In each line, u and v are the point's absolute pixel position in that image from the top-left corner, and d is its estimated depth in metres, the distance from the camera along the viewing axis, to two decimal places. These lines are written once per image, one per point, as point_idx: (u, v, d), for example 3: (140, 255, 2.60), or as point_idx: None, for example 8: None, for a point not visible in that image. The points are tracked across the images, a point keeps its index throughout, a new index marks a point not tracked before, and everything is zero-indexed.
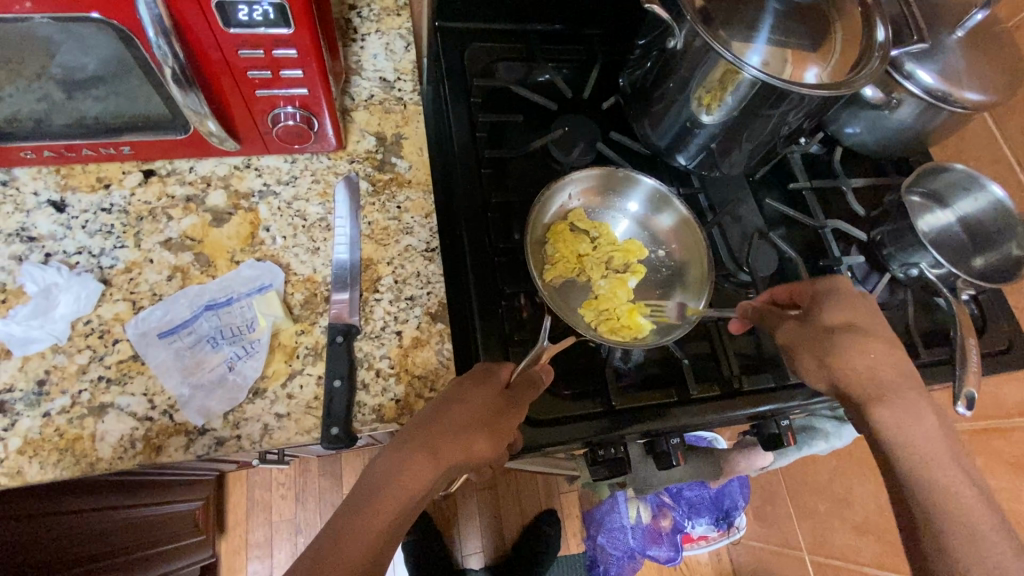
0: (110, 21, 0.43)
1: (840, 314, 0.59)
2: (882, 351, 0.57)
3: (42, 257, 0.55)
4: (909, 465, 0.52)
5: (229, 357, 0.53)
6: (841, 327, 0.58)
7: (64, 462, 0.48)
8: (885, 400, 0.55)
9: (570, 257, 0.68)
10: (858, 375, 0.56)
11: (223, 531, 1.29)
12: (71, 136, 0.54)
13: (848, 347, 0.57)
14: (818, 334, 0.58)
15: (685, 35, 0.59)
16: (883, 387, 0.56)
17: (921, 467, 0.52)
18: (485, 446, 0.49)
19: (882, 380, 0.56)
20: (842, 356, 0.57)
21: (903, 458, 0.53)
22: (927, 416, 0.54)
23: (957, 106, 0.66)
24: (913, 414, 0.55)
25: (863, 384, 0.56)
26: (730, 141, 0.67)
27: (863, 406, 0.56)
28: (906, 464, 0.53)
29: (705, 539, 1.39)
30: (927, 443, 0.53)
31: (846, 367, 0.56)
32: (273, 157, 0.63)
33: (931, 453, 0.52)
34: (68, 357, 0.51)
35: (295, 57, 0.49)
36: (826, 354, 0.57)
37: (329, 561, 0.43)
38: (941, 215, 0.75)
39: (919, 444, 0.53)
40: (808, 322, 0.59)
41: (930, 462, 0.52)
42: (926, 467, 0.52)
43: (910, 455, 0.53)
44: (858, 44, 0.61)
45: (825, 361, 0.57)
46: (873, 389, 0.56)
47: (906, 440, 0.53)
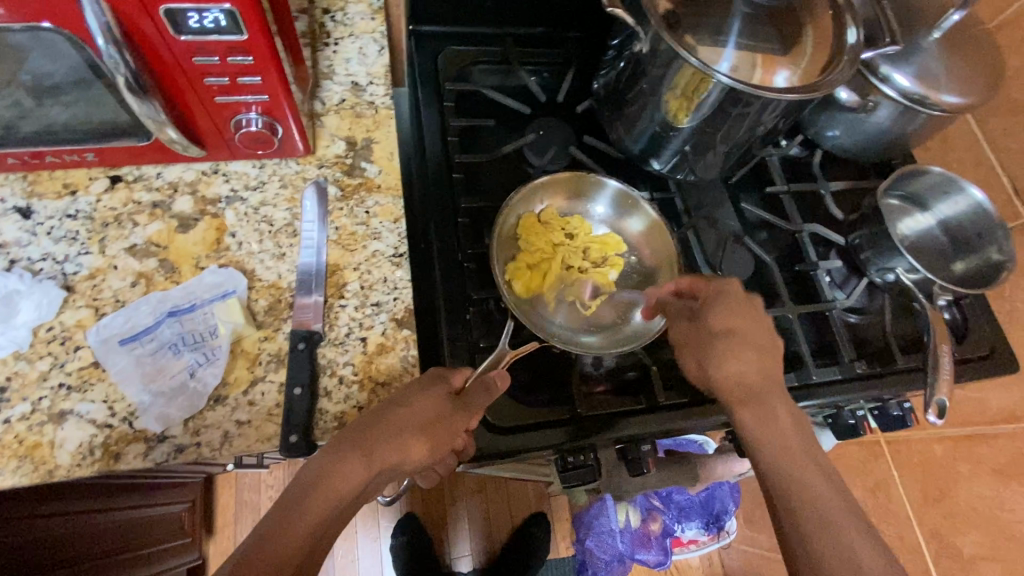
0: (60, 30, 0.43)
1: (727, 314, 0.58)
2: (743, 353, 0.56)
3: (6, 264, 0.55)
4: (772, 479, 0.50)
5: (190, 364, 0.53)
6: (721, 329, 0.57)
7: (22, 469, 0.48)
8: (750, 403, 0.55)
9: (545, 249, 0.67)
10: (726, 379, 0.56)
11: (212, 532, 1.29)
12: (35, 143, 0.54)
13: (732, 347, 0.57)
14: (704, 334, 0.58)
15: (651, 39, 0.59)
16: (747, 391, 0.55)
17: (778, 475, 0.50)
18: (423, 450, 0.49)
19: (750, 386, 0.55)
20: (779, 359, 0.60)
21: (768, 472, 0.51)
22: (784, 417, 0.54)
23: (934, 110, 0.65)
24: (769, 414, 0.54)
25: (730, 389, 0.56)
26: (703, 145, 0.66)
27: (731, 410, 0.55)
28: (766, 466, 0.51)
29: (695, 543, 1.38)
30: (776, 447, 0.52)
31: (742, 365, 0.56)
32: (241, 163, 0.63)
33: (792, 466, 0.50)
34: (29, 364, 0.51)
35: (252, 63, 0.49)
36: (706, 354, 0.57)
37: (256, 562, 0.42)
38: (921, 218, 0.74)
39: (766, 448, 0.52)
40: (697, 322, 0.59)
41: (780, 462, 0.51)
42: (785, 471, 0.50)
43: (771, 465, 0.51)
44: (829, 47, 0.60)
45: (701, 362, 0.57)
46: (737, 393, 0.55)
47: (762, 442, 0.52)
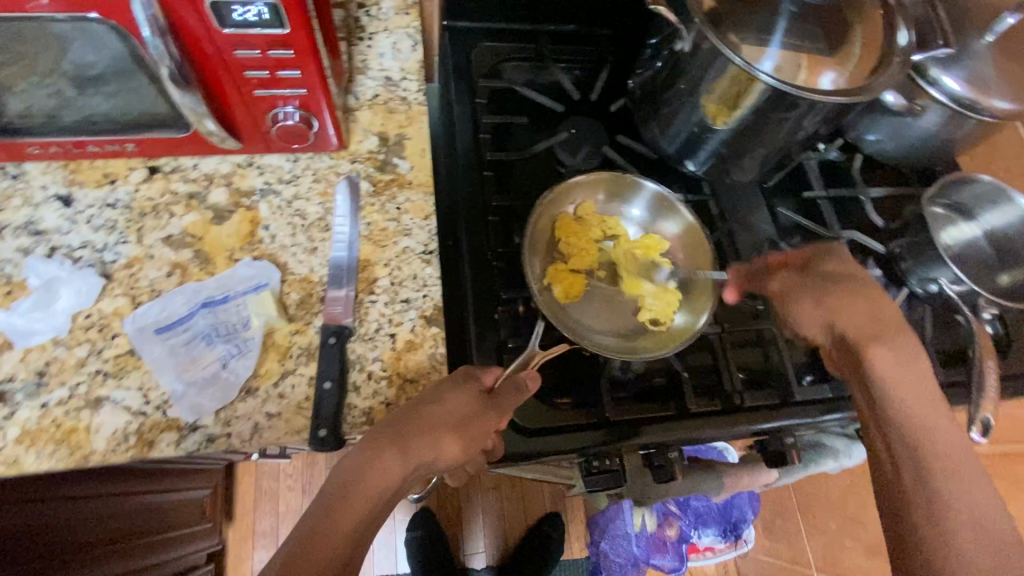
0: (107, 21, 0.43)
1: (838, 266, 0.62)
2: (874, 297, 0.59)
3: (47, 251, 0.56)
4: (903, 419, 0.53)
5: (222, 355, 0.53)
6: (838, 277, 0.60)
7: (59, 453, 0.49)
8: (882, 342, 0.56)
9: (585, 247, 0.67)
10: (857, 319, 0.58)
11: (231, 519, 1.31)
12: (77, 133, 0.55)
13: (837, 295, 0.59)
14: (818, 280, 0.60)
15: (693, 38, 0.57)
16: (879, 331, 0.57)
17: (908, 416, 0.53)
18: (455, 448, 0.49)
19: (884, 322, 0.57)
20: (844, 296, 0.59)
21: (896, 411, 0.53)
22: (921, 366, 0.55)
23: (984, 115, 0.63)
24: (907, 358, 0.56)
25: (858, 327, 0.57)
26: (740, 147, 0.65)
27: (860, 349, 0.56)
28: (893, 408, 0.53)
29: (712, 551, 1.34)
30: (913, 390, 0.54)
31: (830, 308, 0.59)
32: (275, 156, 0.63)
33: (914, 407, 0.53)
34: (68, 350, 0.52)
35: (292, 57, 0.49)
36: (822, 297, 0.59)
37: (306, 561, 0.43)
38: (966, 228, 0.71)
39: (898, 390, 0.54)
40: (810, 272, 0.62)
41: (910, 406, 0.53)
42: (908, 413, 0.53)
43: (905, 409, 0.53)
44: (878, 48, 0.58)
45: (821, 301, 0.59)
46: (866, 331, 0.57)
47: (896, 385, 0.54)
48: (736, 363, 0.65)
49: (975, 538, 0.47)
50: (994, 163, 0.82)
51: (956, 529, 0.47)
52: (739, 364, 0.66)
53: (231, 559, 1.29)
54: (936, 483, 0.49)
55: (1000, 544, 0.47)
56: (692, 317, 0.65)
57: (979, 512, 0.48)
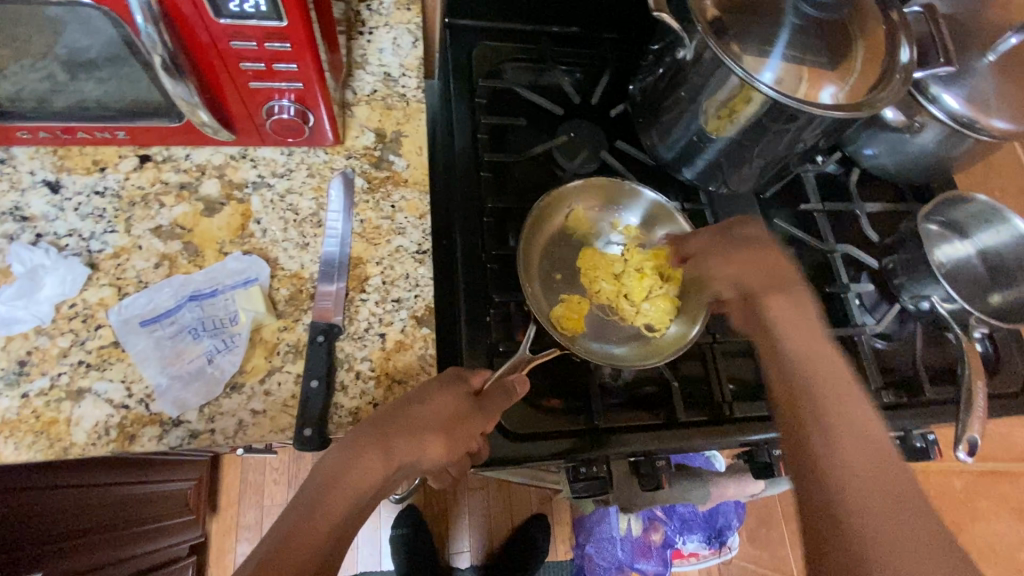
0: (100, 6, 0.42)
1: (754, 229, 0.61)
2: (766, 255, 0.59)
3: (33, 238, 0.55)
4: (795, 358, 0.52)
5: (208, 350, 0.52)
6: (753, 238, 0.60)
7: (38, 444, 0.48)
8: (781, 293, 0.56)
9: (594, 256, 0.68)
10: (753, 270, 0.59)
11: (215, 510, 1.30)
12: (68, 118, 0.54)
13: (740, 254, 0.60)
14: (733, 242, 0.61)
15: (696, 46, 0.57)
16: (780, 283, 0.57)
17: (801, 358, 0.52)
18: (441, 449, 0.49)
19: (783, 275, 0.58)
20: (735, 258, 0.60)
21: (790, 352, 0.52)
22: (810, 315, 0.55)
23: (982, 134, 0.63)
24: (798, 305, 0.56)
25: (761, 280, 0.58)
26: (738, 158, 0.65)
27: (760, 299, 0.57)
28: (794, 354, 0.52)
29: (695, 557, 1.36)
30: (803, 334, 0.54)
31: (744, 264, 0.59)
32: (270, 149, 0.62)
33: (814, 350, 0.52)
34: (50, 340, 0.51)
35: (289, 50, 0.48)
36: (732, 255, 0.60)
37: (284, 559, 0.42)
38: (960, 246, 0.72)
39: (796, 335, 0.54)
40: (726, 233, 0.62)
41: (808, 354, 0.52)
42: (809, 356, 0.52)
43: (799, 355, 0.52)
44: (880, 63, 0.58)
45: (722, 257, 0.61)
46: (768, 283, 0.57)
47: (788, 330, 0.54)
48: (726, 374, 0.65)
49: (860, 464, 0.45)
50: (989, 183, 0.83)
51: (849, 459, 0.45)
52: (730, 375, 0.66)
53: (213, 551, 1.28)
54: (830, 418, 0.48)
55: (865, 472, 0.44)
56: (686, 328, 0.65)
57: (866, 447, 0.45)
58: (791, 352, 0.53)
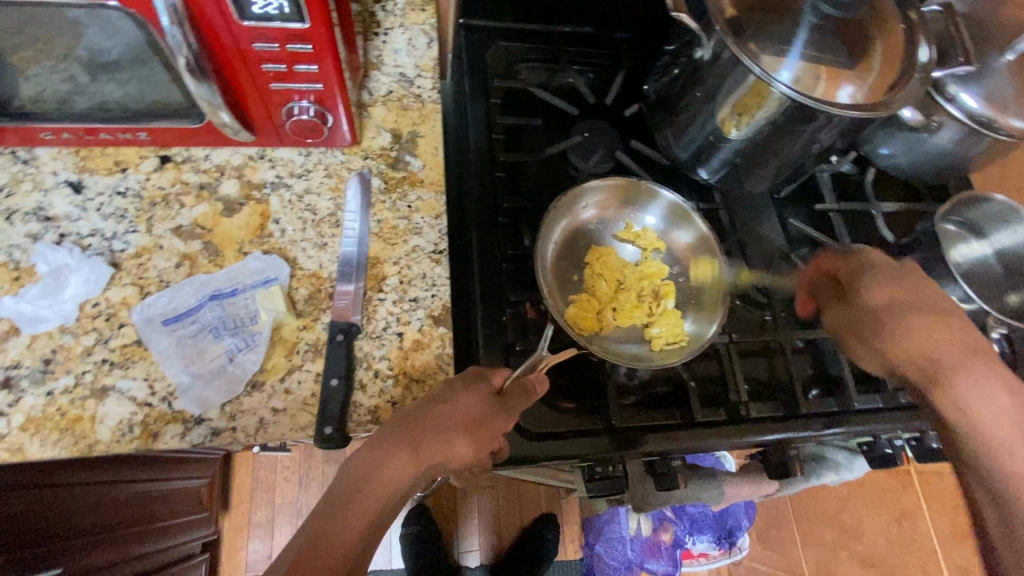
0: (126, 9, 0.43)
1: (885, 293, 0.57)
2: (938, 326, 0.54)
3: (56, 238, 0.56)
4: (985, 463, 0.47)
5: (230, 349, 0.53)
6: (887, 306, 0.56)
7: (63, 441, 0.49)
8: (953, 375, 0.51)
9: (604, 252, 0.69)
10: (913, 355, 0.54)
11: (227, 509, 1.31)
12: (91, 119, 0.55)
13: (888, 336, 0.55)
14: (863, 321, 0.58)
15: (713, 46, 0.57)
16: (941, 366, 0.52)
17: (994, 458, 0.46)
18: (468, 449, 0.49)
19: (940, 362, 0.52)
20: (892, 336, 0.55)
21: (977, 453, 0.48)
22: (1006, 398, 0.48)
23: (1000, 133, 0.63)
24: (981, 390, 0.49)
25: (919, 360, 0.53)
26: (755, 158, 0.65)
27: (924, 392, 0.53)
28: (986, 454, 0.47)
29: (706, 557, 1.34)
30: (998, 426, 0.47)
31: (883, 351, 0.56)
32: (287, 149, 0.63)
33: (1009, 444, 0.46)
34: (74, 338, 0.52)
35: (310, 51, 0.49)
36: (871, 339, 0.57)
37: (315, 557, 0.42)
38: (977, 247, 0.72)
39: (985, 424, 0.48)
40: (851, 304, 0.59)
41: (1010, 449, 0.46)
42: (996, 453, 0.46)
43: (991, 452, 0.47)
44: (898, 63, 0.57)
45: (864, 342, 0.57)
46: (927, 365, 0.53)
47: (978, 422, 0.48)
48: (742, 374, 0.65)
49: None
50: (1005, 182, 0.82)
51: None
52: (746, 375, 0.66)
53: (225, 549, 1.29)
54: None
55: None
56: (701, 328, 0.65)
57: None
58: (978, 453, 0.48)
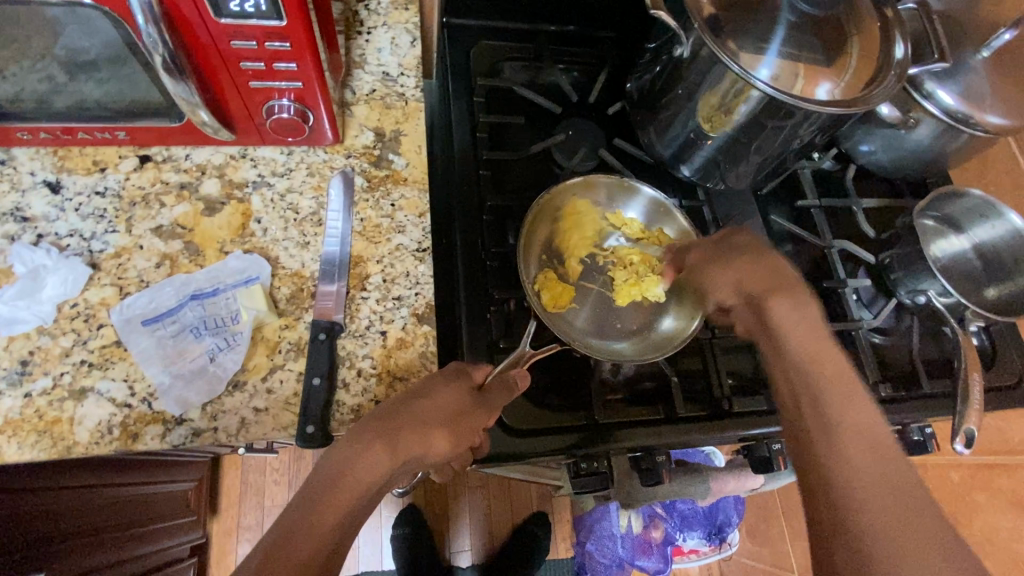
0: (101, 7, 0.43)
1: (740, 236, 0.62)
2: (757, 257, 0.59)
3: (34, 238, 0.55)
4: (806, 370, 0.52)
5: (210, 348, 0.53)
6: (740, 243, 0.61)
7: (40, 444, 0.48)
8: (784, 296, 0.56)
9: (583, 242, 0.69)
10: (752, 277, 0.58)
11: (215, 511, 1.30)
12: (69, 118, 0.54)
13: (738, 258, 0.59)
14: (722, 251, 0.61)
15: (693, 43, 0.58)
16: (778, 286, 0.57)
17: (811, 371, 0.52)
18: (444, 443, 0.49)
19: (752, 288, 0.58)
20: (729, 267, 0.59)
21: (803, 373, 0.52)
22: (812, 323, 0.55)
23: (977, 129, 0.64)
24: (805, 319, 0.55)
25: (761, 283, 0.58)
26: (735, 155, 0.65)
27: (760, 300, 0.57)
28: (802, 362, 0.53)
29: (696, 553, 1.38)
30: (813, 346, 0.53)
31: (745, 273, 0.58)
32: (270, 148, 0.63)
33: (825, 369, 0.52)
34: (52, 339, 0.52)
35: (289, 49, 0.48)
36: (722, 263, 0.59)
37: (288, 551, 0.42)
38: (955, 241, 0.73)
39: (802, 343, 0.54)
40: (717, 243, 0.61)
41: (812, 363, 0.52)
42: (809, 366, 0.52)
43: (808, 360, 0.53)
44: (874, 60, 0.58)
45: (731, 270, 0.59)
46: (768, 285, 0.57)
47: (791, 335, 0.54)
48: (725, 369, 0.65)
49: (871, 471, 0.46)
50: (984, 178, 0.84)
51: (856, 482, 0.45)
52: (729, 370, 0.66)
53: (213, 552, 1.28)
54: (840, 430, 0.48)
55: (894, 476, 0.46)
56: (684, 325, 0.65)
57: (878, 449, 0.47)
58: (795, 369, 0.53)
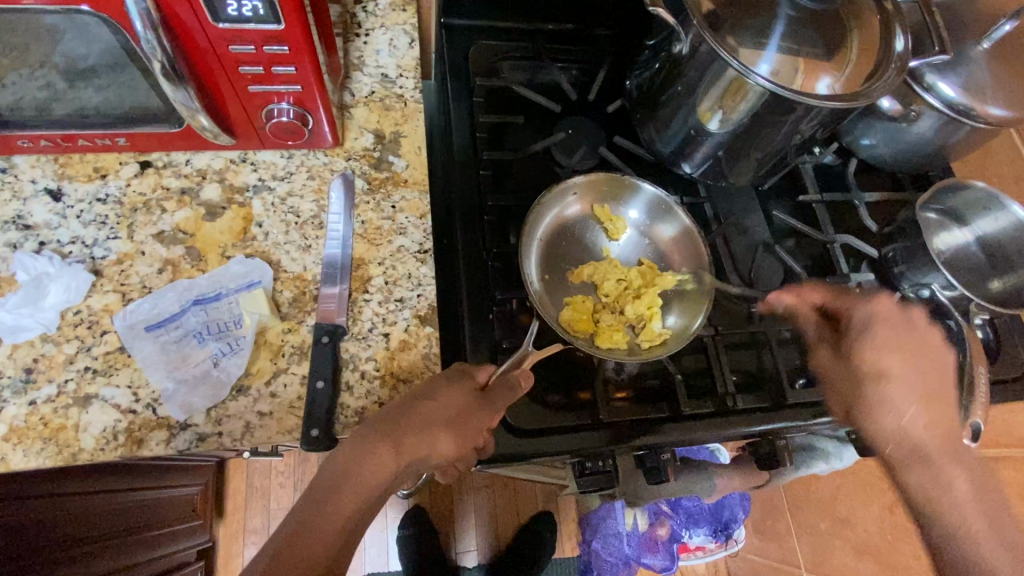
0: (98, 14, 0.43)
1: (875, 353, 0.60)
2: (907, 392, 0.58)
3: (36, 246, 0.55)
4: (948, 535, 0.53)
5: (214, 353, 0.53)
6: (872, 372, 0.59)
7: (46, 451, 0.48)
8: (924, 461, 0.56)
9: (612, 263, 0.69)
10: (892, 437, 0.57)
11: (222, 516, 1.31)
12: (69, 126, 0.54)
13: (869, 402, 0.58)
14: (846, 380, 0.60)
15: (691, 40, 0.58)
16: (920, 450, 0.56)
17: (957, 542, 0.52)
18: (448, 445, 0.49)
19: (914, 441, 0.56)
20: (869, 409, 0.58)
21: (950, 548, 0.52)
22: (958, 484, 0.54)
23: (978, 122, 0.63)
24: (941, 483, 0.55)
25: (901, 448, 0.57)
26: (737, 151, 0.65)
27: (896, 472, 0.57)
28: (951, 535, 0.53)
29: (702, 550, 1.36)
30: (960, 510, 0.53)
31: (887, 415, 0.58)
32: (269, 152, 0.63)
33: (971, 518, 0.53)
34: (56, 346, 0.52)
35: (287, 53, 0.48)
36: (851, 410, 0.59)
37: (294, 552, 0.43)
38: (958, 234, 0.72)
39: (952, 508, 0.53)
40: (841, 359, 0.61)
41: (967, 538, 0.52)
42: (950, 522, 0.53)
43: (952, 532, 0.52)
44: (874, 53, 0.58)
45: (856, 416, 0.59)
46: (919, 452, 0.56)
47: (935, 497, 0.54)
48: (728, 366, 0.65)
49: None
50: (986, 170, 0.84)
51: None
52: (733, 366, 0.66)
53: (220, 557, 1.28)
54: None
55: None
56: (687, 321, 0.66)
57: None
58: (937, 531, 0.53)
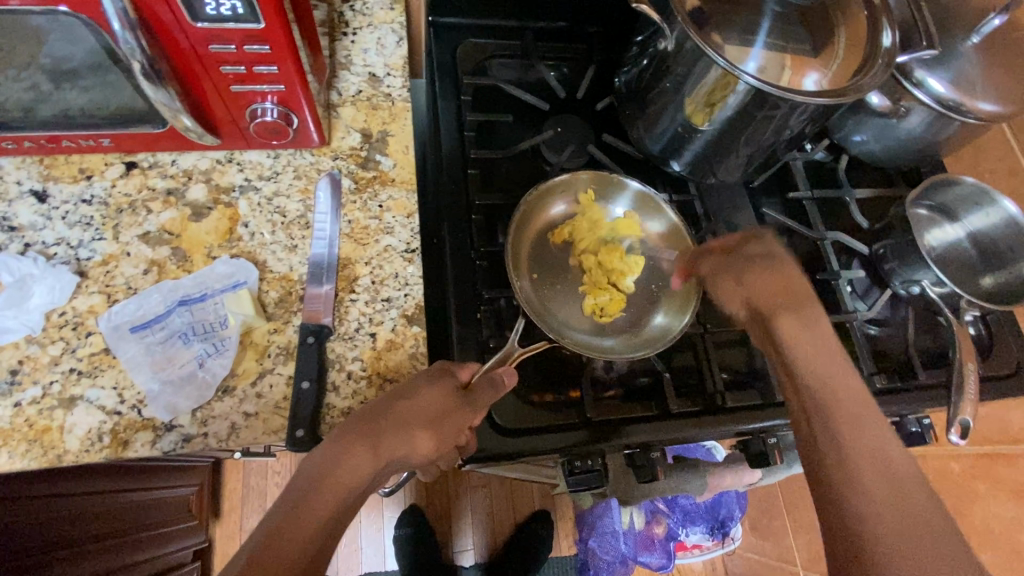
0: (77, 14, 0.42)
1: (762, 243, 0.61)
2: (780, 268, 0.59)
3: (21, 248, 0.55)
4: (812, 381, 0.52)
5: (199, 354, 0.53)
6: (759, 253, 0.60)
7: (30, 453, 0.48)
8: (794, 312, 0.56)
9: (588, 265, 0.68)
10: (775, 291, 0.58)
11: (218, 516, 1.31)
12: (53, 127, 0.54)
13: (753, 270, 0.59)
14: (738, 261, 0.60)
15: (677, 36, 0.57)
16: (801, 300, 0.57)
17: (826, 387, 0.51)
18: (428, 444, 0.50)
19: (796, 294, 0.57)
20: (750, 275, 0.59)
21: (813, 380, 0.52)
22: (811, 339, 0.55)
23: (968, 117, 0.63)
24: (814, 331, 0.55)
25: (769, 299, 0.57)
26: (725, 147, 0.65)
27: (771, 317, 0.56)
28: (812, 386, 0.52)
29: (698, 548, 1.35)
30: (820, 360, 0.53)
31: (762, 285, 0.58)
32: (256, 153, 0.63)
33: (835, 372, 0.52)
34: (41, 348, 0.52)
35: (268, 52, 0.48)
36: (741, 276, 0.59)
37: (269, 558, 0.42)
38: (949, 230, 0.72)
39: (823, 361, 0.53)
40: (735, 252, 0.61)
41: (825, 383, 0.52)
42: (810, 365, 0.53)
43: (815, 378, 0.52)
44: (862, 49, 0.57)
45: (741, 279, 0.59)
46: (777, 301, 0.57)
47: (802, 356, 0.53)
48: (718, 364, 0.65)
49: (890, 506, 0.44)
50: (979, 166, 0.83)
51: (875, 500, 0.44)
52: (722, 364, 0.66)
53: (217, 556, 1.28)
54: (856, 441, 0.48)
55: (927, 539, 0.43)
56: (674, 320, 0.66)
57: (899, 490, 0.45)
58: (807, 377, 0.52)
